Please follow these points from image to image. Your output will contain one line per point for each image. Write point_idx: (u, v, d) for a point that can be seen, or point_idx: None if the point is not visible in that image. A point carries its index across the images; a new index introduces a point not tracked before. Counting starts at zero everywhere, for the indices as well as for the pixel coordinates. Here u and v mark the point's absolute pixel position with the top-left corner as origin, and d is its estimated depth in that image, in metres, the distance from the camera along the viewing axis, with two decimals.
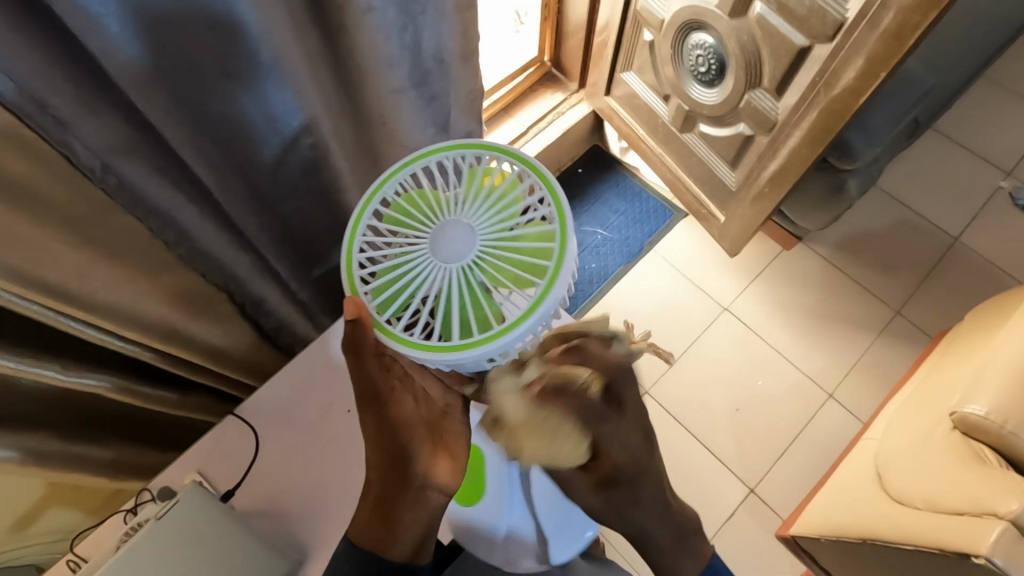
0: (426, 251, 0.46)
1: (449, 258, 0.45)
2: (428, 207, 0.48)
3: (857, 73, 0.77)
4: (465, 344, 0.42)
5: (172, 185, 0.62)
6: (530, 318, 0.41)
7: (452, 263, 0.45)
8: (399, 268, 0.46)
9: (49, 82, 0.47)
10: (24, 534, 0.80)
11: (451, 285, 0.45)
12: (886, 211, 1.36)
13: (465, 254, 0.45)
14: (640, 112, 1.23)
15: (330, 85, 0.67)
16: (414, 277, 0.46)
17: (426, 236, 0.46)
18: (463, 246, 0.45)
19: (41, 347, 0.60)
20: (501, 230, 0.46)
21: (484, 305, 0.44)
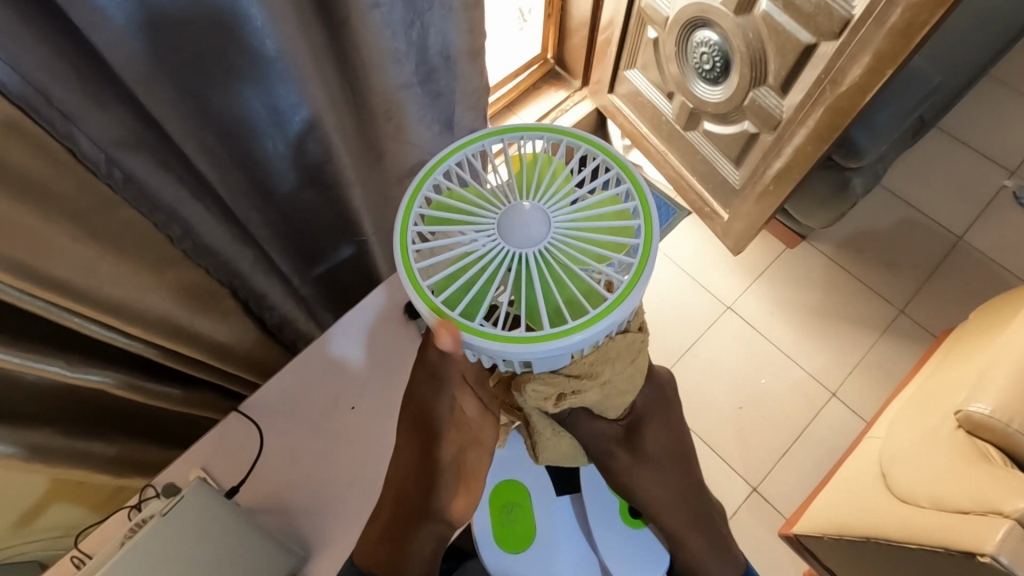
0: (500, 233, 0.43)
1: (527, 238, 0.42)
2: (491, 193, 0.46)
3: (864, 70, 0.77)
4: (564, 330, 0.40)
5: (175, 180, 0.62)
6: (632, 294, 0.41)
7: (530, 246, 0.42)
8: (470, 255, 0.43)
9: (52, 75, 0.47)
10: (29, 528, 0.80)
11: (530, 269, 0.42)
12: (890, 210, 1.36)
13: (543, 236, 0.42)
14: (644, 109, 1.23)
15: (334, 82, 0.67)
16: (485, 264, 0.42)
17: (497, 218, 0.43)
18: (538, 225, 0.42)
19: (46, 342, 0.60)
20: (572, 210, 0.44)
21: (572, 286, 0.42)
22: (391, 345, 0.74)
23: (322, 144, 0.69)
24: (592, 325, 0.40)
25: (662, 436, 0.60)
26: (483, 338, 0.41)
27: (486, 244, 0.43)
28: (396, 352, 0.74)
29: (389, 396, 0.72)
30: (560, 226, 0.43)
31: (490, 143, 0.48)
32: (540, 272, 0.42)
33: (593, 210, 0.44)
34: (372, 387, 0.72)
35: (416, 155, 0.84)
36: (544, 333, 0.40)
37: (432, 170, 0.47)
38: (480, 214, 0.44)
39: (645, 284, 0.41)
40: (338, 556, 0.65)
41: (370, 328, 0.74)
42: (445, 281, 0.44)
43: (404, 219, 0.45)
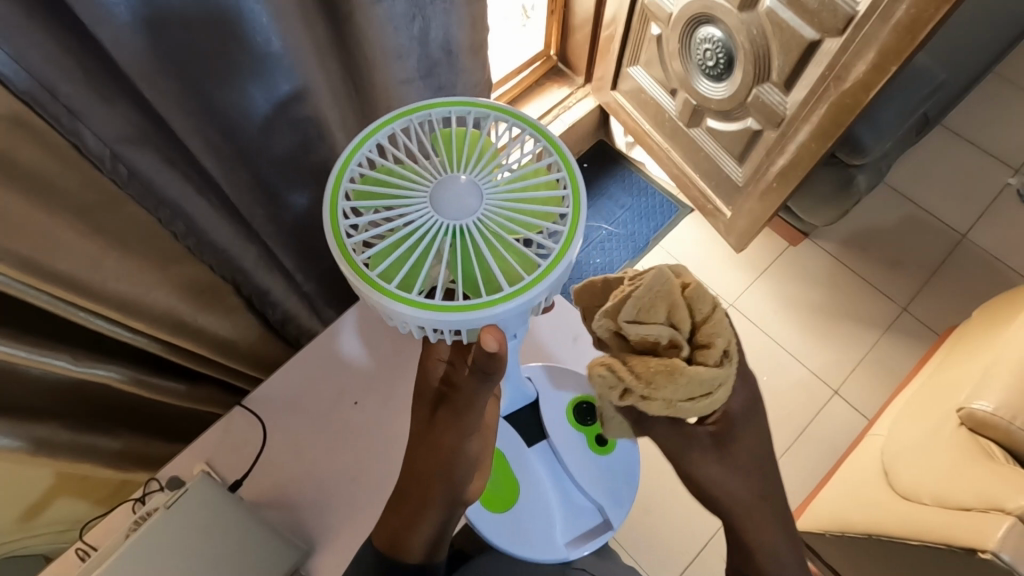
0: (433, 203, 0.42)
1: (460, 207, 0.42)
2: (423, 165, 0.45)
3: (868, 67, 0.77)
4: (506, 295, 0.40)
5: (179, 176, 0.62)
6: (568, 254, 0.42)
7: (465, 215, 0.42)
8: (404, 227, 0.42)
9: (58, 71, 0.47)
10: (33, 521, 0.81)
11: (467, 238, 0.42)
12: (894, 207, 1.35)
13: (476, 205, 0.42)
14: (647, 106, 1.22)
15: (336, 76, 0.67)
16: (421, 235, 0.42)
17: (430, 189, 0.43)
18: (473, 194, 0.43)
19: (52, 337, 0.61)
20: (503, 177, 0.45)
21: (509, 252, 0.42)
22: (395, 341, 0.74)
23: (320, 138, 0.70)
24: (531, 289, 0.40)
25: (754, 442, 0.52)
26: (425, 309, 0.40)
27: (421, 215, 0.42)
28: (398, 348, 0.74)
29: (392, 391, 0.72)
30: (493, 194, 0.43)
31: (418, 118, 0.49)
32: (478, 240, 0.42)
33: (522, 178, 0.45)
34: (375, 382, 0.72)
35: None
36: (485, 301, 0.40)
37: (360, 144, 0.46)
38: (411, 187, 0.44)
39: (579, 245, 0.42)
40: (341, 550, 0.65)
41: (373, 324, 0.75)
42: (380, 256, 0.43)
43: (334, 196, 0.44)
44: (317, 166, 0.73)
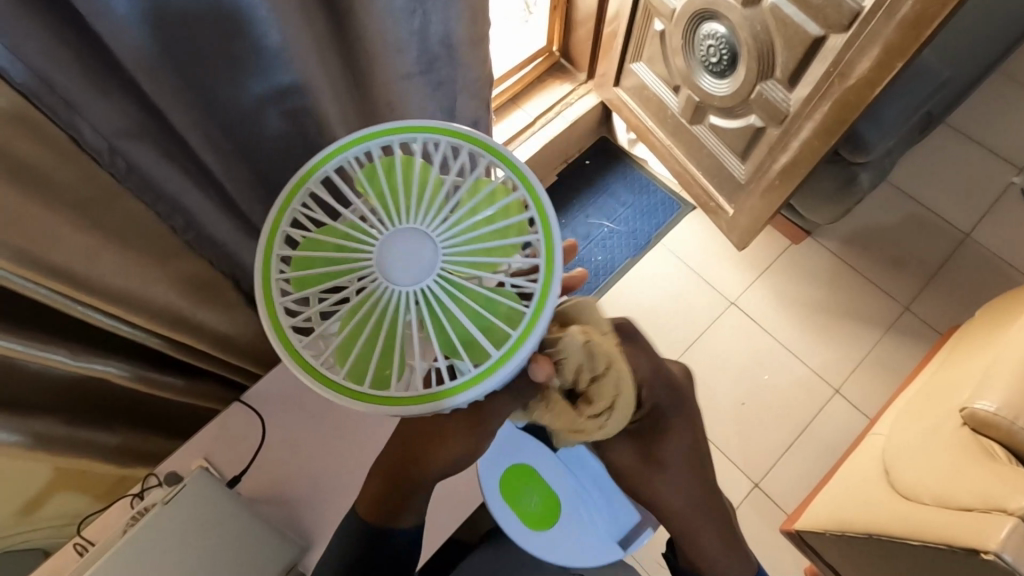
0: (375, 269, 0.41)
1: (407, 277, 0.40)
2: (375, 211, 0.43)
3: (872, 64, 0.76)
4: (443, 391, 0.40)
5: (178, 170, 0.61)
6: (530, 340, 0.40)
7: (411, 284, 0.40)
8: (347, 294, 0.41)
9: (57, 66, 0.47)
10: (33, 515, 0.81)
11: (409, 311, 0.40)
12: (897, 206, 1.35)
13: (425, 274, 0.40)
14: (649, 103, 1.22)
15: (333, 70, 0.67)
16: (363, 309, 0.41)
17: (375, 250, 0.41)
18: (424, 259, 0.40)
19: (50, 332, 0.61)
20: (464, 234, 0.41)
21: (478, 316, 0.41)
22: None
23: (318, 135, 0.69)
24: (476, 383, 0.40)
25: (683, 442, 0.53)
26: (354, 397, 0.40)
27: (364, 282, 0.41)
28: None
29: None
30: (445, 255, 0.41)
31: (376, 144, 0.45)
32: (423, 316, 0.40)
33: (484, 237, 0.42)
34: None
35: None
36: (417, 397, 0.40)
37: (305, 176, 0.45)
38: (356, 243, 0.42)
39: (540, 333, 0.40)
40: None
41: None
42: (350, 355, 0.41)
43: (270, 242, 0.43)
44: None
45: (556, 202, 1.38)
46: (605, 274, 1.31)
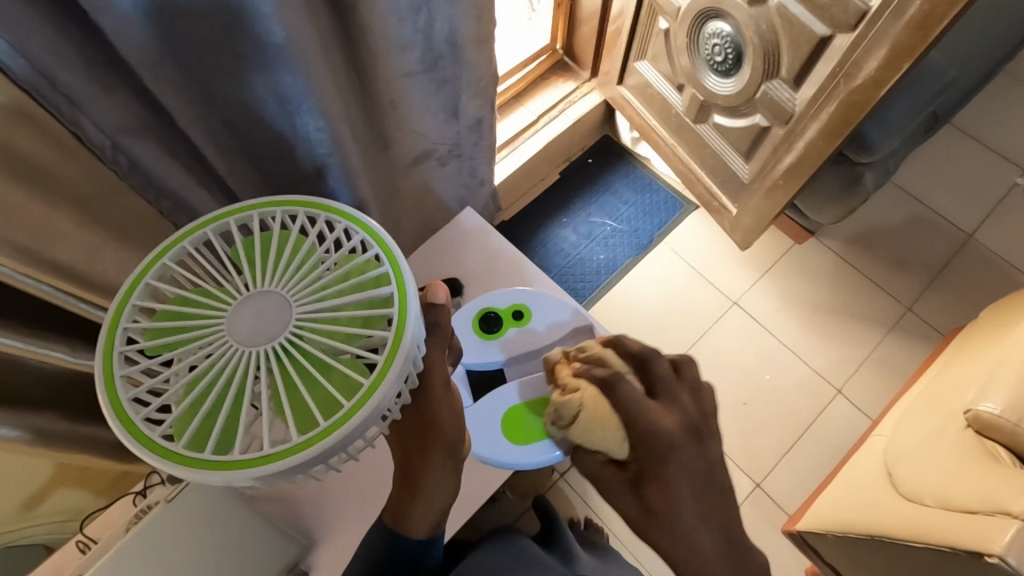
0: (229, 336, 0.42)
1: (261, 338, 0.41)
2: (213, 292, 0.44)
3: (879, 64, 0.76)
4: (333, 424, 0.39)
5: (182, 168, 0.62)
6: (382, 389, 0.40)
7: (266, 344, 0.41)
8: (203, 373, 0.41)
9: (58, 60, 0.46)
10: (35, 511, 0.81)
11: (273, 366, 0.41)
12: (900, 206, 1.34)
13: (280, 331, 0.42)
14: (653, 102, 1.21)
15: (340, 69, 0.66)
16: (223, 381, 0.40)
17: (227, 317, 0.42)
18: (279, 317, 0.42)
19: (52, 329, 0.60)
20: (314, 285, 0.44)
21: (327, 377, 0.41)
22: None
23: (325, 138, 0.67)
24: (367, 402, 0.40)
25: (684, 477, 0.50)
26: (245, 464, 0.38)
27: (218, 352, 0.41)
28: None
29: None
30: (299, 310, 0.42)
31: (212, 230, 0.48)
32: (289, 366, 0.41)
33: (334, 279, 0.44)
34: None
35: (416, 140, 0.83)
36: (311, 437, 0.39)
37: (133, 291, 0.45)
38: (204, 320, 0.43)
39: (411, 337, 0.42)
40: (341, 546, 0.65)
41: None
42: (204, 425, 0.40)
43: (107, 363, 0.42)
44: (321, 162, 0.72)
45: (558, 200, 1.38)
46: (607, 273, 1.31)
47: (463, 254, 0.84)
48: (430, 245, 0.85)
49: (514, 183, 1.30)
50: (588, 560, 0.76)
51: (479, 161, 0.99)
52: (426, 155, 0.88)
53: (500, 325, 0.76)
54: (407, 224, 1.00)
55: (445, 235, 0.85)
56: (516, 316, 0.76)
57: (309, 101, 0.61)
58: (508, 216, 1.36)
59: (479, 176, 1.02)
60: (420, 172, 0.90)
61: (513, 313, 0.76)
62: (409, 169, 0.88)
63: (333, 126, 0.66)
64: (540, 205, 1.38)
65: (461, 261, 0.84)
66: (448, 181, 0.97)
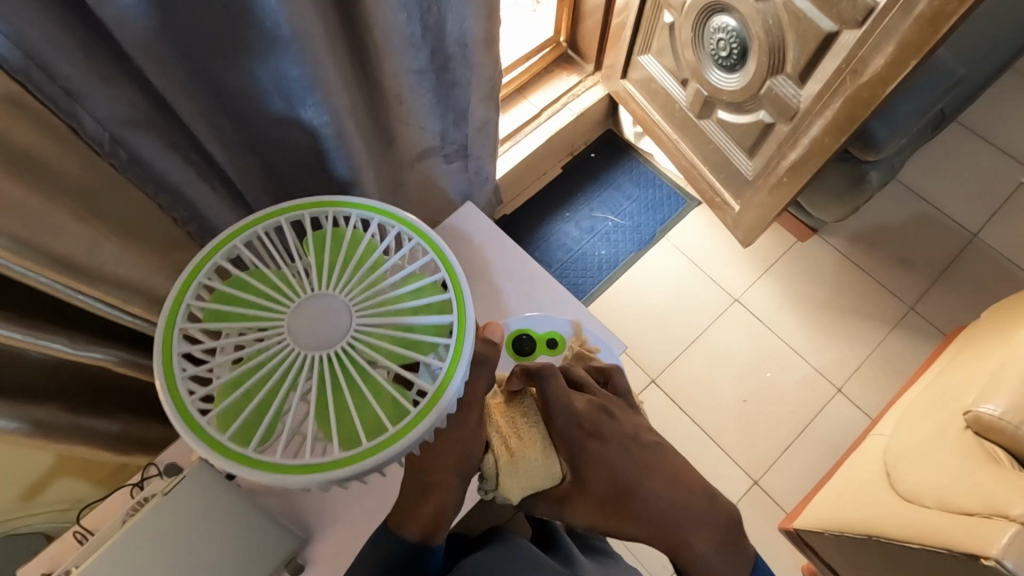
0: (291, 336, 0.46)
1: (323, 343, 0.46)
2: (278, 284, 0.50)
3: (886, 61, 0.75)
4: (374, 446, 0.44)
5: (183, 161, 0.62)
6: (413, 433, 0.44)
7: (320, 351, 0.46)
8: (260, 362, 0.46)
9: (58, 51, 0.46)
10: (37, 500, 0.82)
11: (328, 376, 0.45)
12: (904, 205, 1.33)
13: (336, 341, 0.46)
14: (657, 96, 1.20)
15: (349, 68, 0.66)
16: (275, 378, 0.45)
17: (290, 318, 0.47)
18: (337, 324, 0.47)
19: (51, 321, 0.60)
20: (371, 299, 0.49)
21: (364, 398, 0.45)
22: None
23: (331, 135, 0.65)
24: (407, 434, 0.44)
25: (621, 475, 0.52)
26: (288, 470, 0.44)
27: (278, 352, 0.46)
28: None
29: None
30: (359, 318, 0.48)
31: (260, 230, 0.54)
32: (339, 382, 0.45)
33: (391, 298, 0.50)
34: None
35: (421, 137, 0.83)
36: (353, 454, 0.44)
37: (195, 271, 0.51)
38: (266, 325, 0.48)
39: (462, 365, 0.47)
40: (337, 541, 0.65)
41: None
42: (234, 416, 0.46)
43: (169, 335, 0.48)
44: (325, 159, 0.70)
45: (561, 195, 1.37)
46: (609, 269, 1.31)
47: (460, 248, 0.84)
48: None
49: (516, 177, 1.29)
50: (587, 561, 0.76)
51: (483, 160, 0.99)
52: (431, 151, 0.87)
53: (532, 348, 0.73)
54: (411, 220, 0.99)
55: (448, 230, 0.85)
56: (551, 342, 0.75)
57: (314, 93, 0.60)
58: (509, 210, 1.36)
59: (483, 173, 1.03)
60: (425, 168, 0.90)
61: (550, 339, 0.75)
62: (414, 165, 0.88)
63: (338, 119, 0.64)
64: (542, 200, 1.37)
65: (461, 257, 0.83)
66: (452, 179, 0.97)
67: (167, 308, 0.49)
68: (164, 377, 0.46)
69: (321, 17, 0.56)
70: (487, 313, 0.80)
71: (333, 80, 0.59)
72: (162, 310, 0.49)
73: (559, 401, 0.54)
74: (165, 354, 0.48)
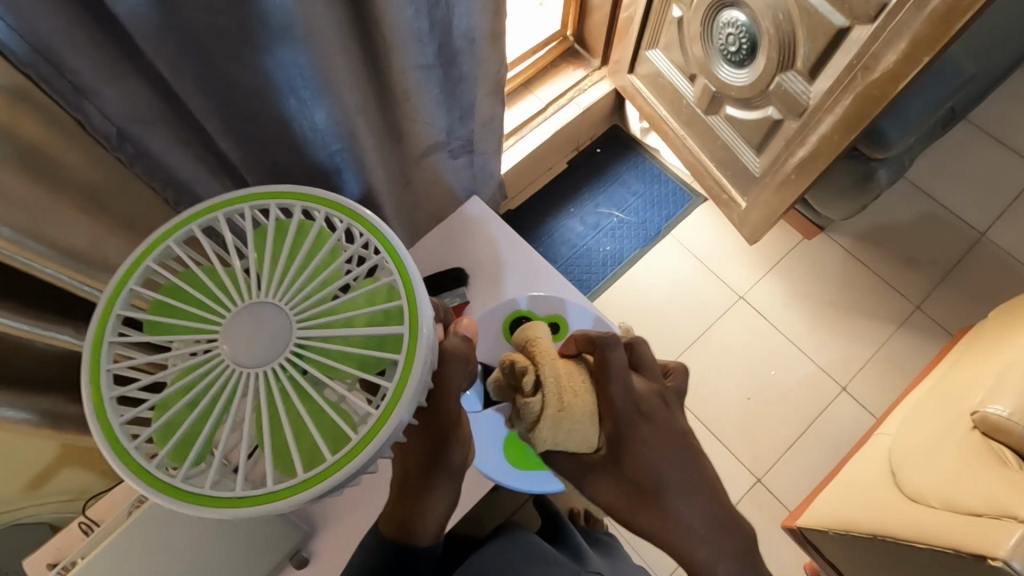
0: (224, 354, 0.41)
1: (257, 362, 0.41)
2: (217, 289, 0.44)
3: (899, 57, 0.74)
4: (311, 476, 0.39)
5: (192, 157, 0.61)
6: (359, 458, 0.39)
7: (262, 366, 0.41)
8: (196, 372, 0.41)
9: (70, 45, 0.45)
10: (44, 490, 0.82)
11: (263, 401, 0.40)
12: (911, 203, 1.32)
13: (269, 359, 0.41)
14: (664, 91, 1.19)
15: (361, 67, 0.65)
16: (213, 401, 0.41)
17: (223, 333, 0.42)
18: (274, 338, 0.41)
19: (58, 312, 0.60)
20: (315, 309, 0.43)
21: (303, 418, 0.40)
22: None
23: (341, 133, 0.66)
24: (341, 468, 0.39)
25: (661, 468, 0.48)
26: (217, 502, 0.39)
27: (213, 371, 0.41)
28: None
29: None
30: (299, 328, 0.42)
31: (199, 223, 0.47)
32: (272, 406, 0.40)
33: (339, 309, 0.43)
34: None
35: (429, 133, 0.82)
36: (286, 488, 0.39)
37: (131, 273, 0.46)
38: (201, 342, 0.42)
39: (412, 389, 0.41)
40: (342, 534, 0.65)
41: None
42: (167, 431, 0.42)
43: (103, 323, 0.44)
44: (336, 159, 0.71)
45: (565, 190, 1.37)
46: (613, 265, 1.30)
47: (467, 242, 0.84)
48: (435, 238, 0.84)
49: (521, 172, 1.28)
50: (595, 558, 0.75)
51: (487, 155, 0.99)
52: (437, 147, 0.87)
53: None
54: (418, 215, 0.99)
55: (453, 224, 0.85)
56: (554, 328, 0.75)
57: (324, 95, 0.61)
58: (514, 205, 1.35)
59: (488, 168, 1.03)
60: (431, 165, 0.89)
61: (552, 324, 0.76)
62: (421, 161, 0.87)
63: (348, 118, 0.65)
64: (547, 195, 1.37)
65: (467, 252, 0.83)
66: (457, 175, 0.96)
67: (96, 317, 0.44)
68: (88, 397, 0.42)
69: (333, 16, 0.56)
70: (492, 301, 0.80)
71: (343, 78, 0.60)
72: (92, 319, 0.44)
73: (620, 376, 0.47)
74: (95, 362, 0.43)
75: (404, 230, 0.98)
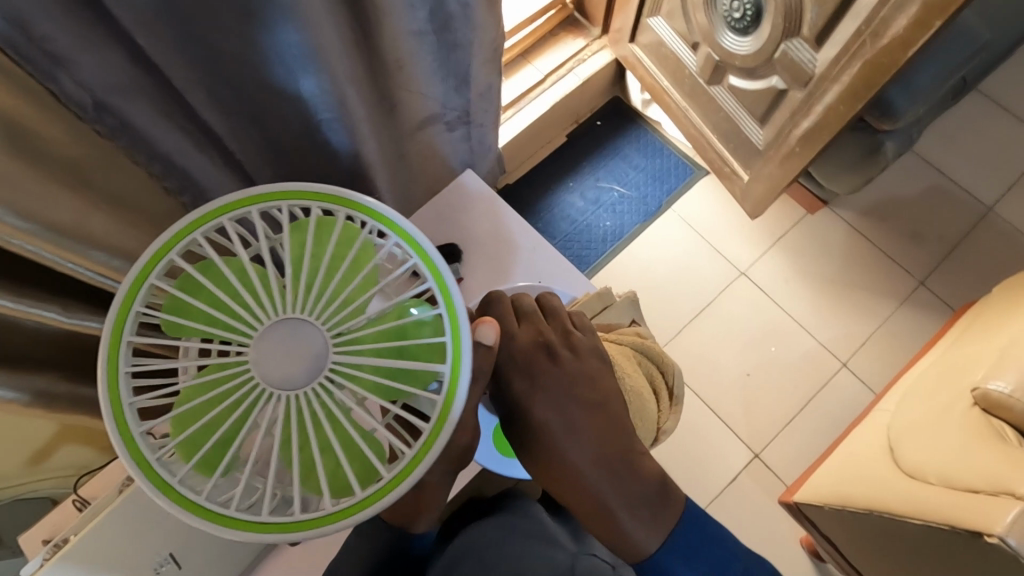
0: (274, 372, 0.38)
1: (289, 377, 0.38)
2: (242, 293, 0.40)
3: (910, 22, 0.71)
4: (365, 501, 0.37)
5: (175, 129, 0.60)
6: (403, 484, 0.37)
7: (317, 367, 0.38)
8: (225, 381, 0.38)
9: (34, 7, 0.43)
10: (43, 467, 0.83)
11: (299, 414, 0.38)
12: (917, 176, 1.30)
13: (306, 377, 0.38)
14: (666, 61, 1.16)
15: (350, 33, 0.63)
16: (240, 412, 0.38)
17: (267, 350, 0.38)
18: (311, 357, 0.38)
19: (41, 287, 0.60)
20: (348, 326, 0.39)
21: (337, 459, 0.38)
22: None
23: (331, 102, 0.64)
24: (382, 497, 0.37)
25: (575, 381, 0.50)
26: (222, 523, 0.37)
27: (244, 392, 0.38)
28: None
29: None
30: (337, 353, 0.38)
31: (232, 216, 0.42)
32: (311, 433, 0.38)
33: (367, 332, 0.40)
34: None
35: (424, 102, 0.80)
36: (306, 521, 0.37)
37: (135, 293, 0.40)
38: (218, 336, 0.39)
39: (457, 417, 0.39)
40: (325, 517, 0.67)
41: None
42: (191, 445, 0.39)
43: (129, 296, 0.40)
44: (330, 132, 0.69)
45: (565, 163, 1.34)
46: (614, 241, 1.28)
47: (464, 217, 0.82)
48: (428, 211, 0.82)
49: (521, 144, 1.25)
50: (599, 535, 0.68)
51: (485, 127, 0.97)
52: (433, 118, 0.85)
53: None
54: (413, 189, 0.97)
55: (447, 196, 0.83)
56: None
57: (315, 65, 0.59)
58: (513, 179, 1.32)
59: (485, 142, 1.01)
60: (426, 137, 0.87)
61: None
62: (415, 134, 0.85)
63: (338, 88, 0.63)
64: (546, 169, 1.34)
65: (459, 225, 0.82)
66: (454, 148, 0.95)
67: (104, 349, 0.39)
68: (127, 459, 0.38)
69: None
70: (498, 277, 0.79)
71: (331, 44, 0.58)
72: (100, 355, 0.39)
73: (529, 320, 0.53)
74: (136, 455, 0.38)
75: (400, 205, 0.96)
